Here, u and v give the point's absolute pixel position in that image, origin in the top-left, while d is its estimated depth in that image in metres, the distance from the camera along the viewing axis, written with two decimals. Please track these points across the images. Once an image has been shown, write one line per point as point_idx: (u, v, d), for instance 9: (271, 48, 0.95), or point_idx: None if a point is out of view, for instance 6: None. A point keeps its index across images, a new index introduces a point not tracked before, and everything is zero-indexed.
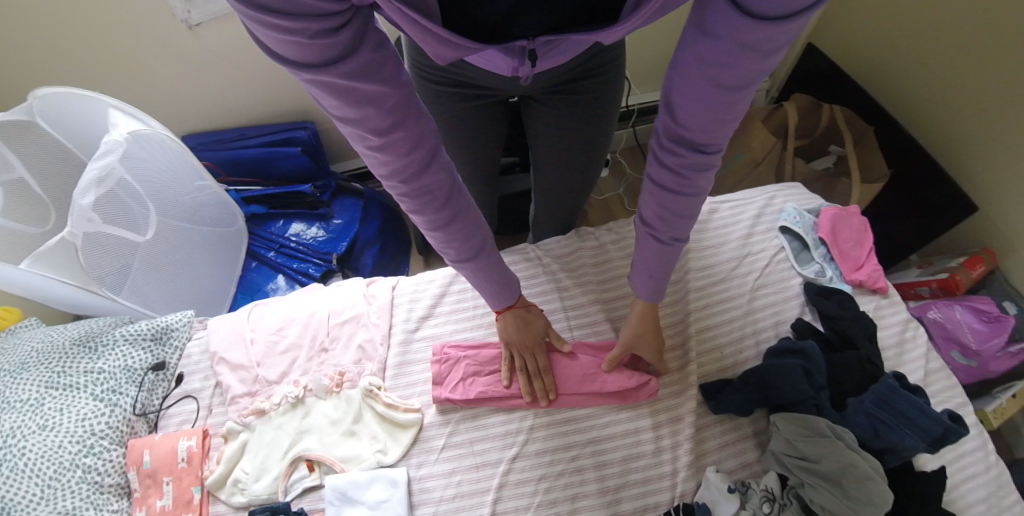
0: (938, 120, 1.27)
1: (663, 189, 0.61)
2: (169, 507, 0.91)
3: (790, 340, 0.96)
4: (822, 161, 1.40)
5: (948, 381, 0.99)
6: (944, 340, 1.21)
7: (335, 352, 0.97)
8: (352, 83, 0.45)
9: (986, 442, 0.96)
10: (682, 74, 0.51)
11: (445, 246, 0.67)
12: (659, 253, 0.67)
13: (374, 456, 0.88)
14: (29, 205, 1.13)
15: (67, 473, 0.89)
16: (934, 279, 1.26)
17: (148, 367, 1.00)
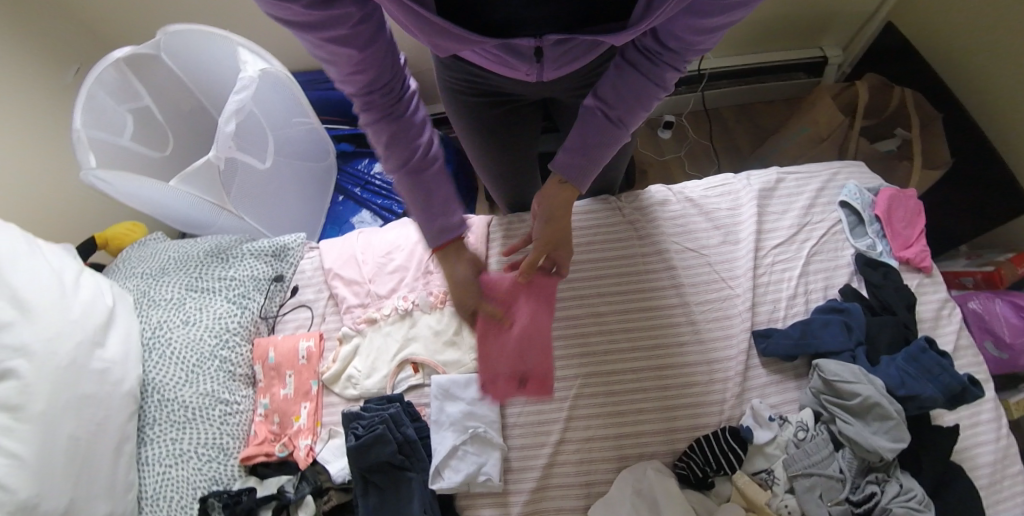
0: (1009, 114, 1.31)
1: (631, 70, 0.68)
2: (291, 395, 1.09)
3: (836, 300, 1.09)
4: (886, 144, 1.46)
5: (974, 357, 1.09)
6: (978, 330, 1.25)
7: (439, 274, 1.14)
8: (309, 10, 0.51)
9: (1000, 416, 1.07)
10: None
11: (381, 146, 0.70)
12: (603, 131, 0.71)
13: (471, 363, 1.05)
14: (151, 131, 1.22)
15: (208, 362, 1.06)
16: (980, 271, 1.32)
17: (271, 278, 1.16)
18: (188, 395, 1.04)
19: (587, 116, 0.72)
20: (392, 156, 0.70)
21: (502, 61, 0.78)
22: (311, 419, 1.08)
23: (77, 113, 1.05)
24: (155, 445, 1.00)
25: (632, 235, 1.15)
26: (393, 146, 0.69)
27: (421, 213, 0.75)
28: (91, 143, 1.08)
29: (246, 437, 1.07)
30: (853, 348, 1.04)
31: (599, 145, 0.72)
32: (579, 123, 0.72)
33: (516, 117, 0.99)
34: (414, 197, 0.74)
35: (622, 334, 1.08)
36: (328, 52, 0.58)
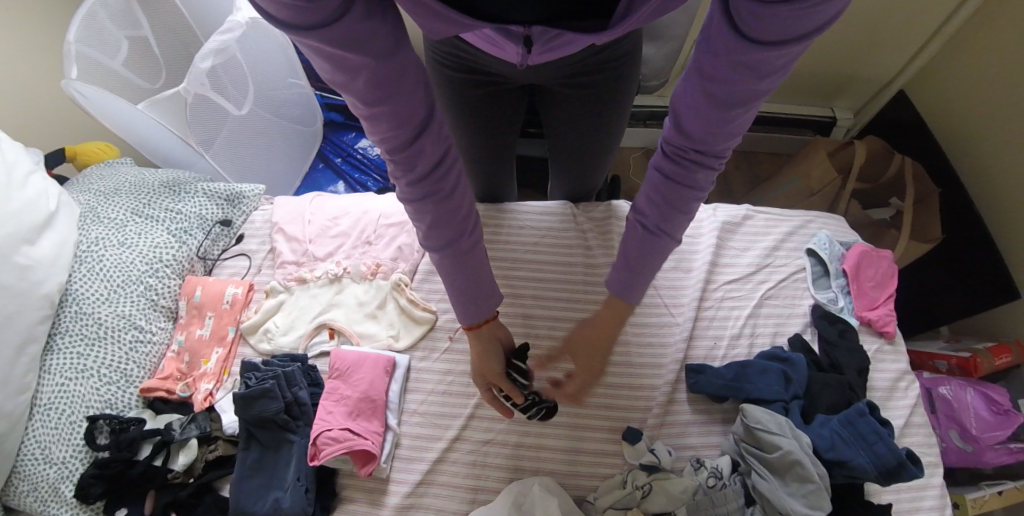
0: (1005, 198, 1.24)
1: (663, 183, 0.62)
2: (206, 337, 1.08)
3: (780, 348, 1.02)
4: (880, 212, 1.38)
5: (925, 437, 1.00)
6: (946, 418, 1.14)
7: (377, 247, 1.15)
8: (336, 47, 0.45)
9: (946, 507, 0.96)
10: (687, 88, 0.55)
11: (413, 203, 0.60)
12: (642, 243, 0.66)
13: (387, 339, 1.06)
14: (146, 62, 1.24)
15: (132, 285, 1.05)
16: (956, 356, 1.22)
17: (218, 222, 1.16)
18: (105, 314, 1.02)
19: (629, 231, 0.68)
20: (430, 223, 0.62)
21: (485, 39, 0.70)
22: (219, 365, 1.06)
23: (73, 26, 1.08)
24: (61, 356, 0.98)
25: (579, 243, 1.14)
26: (427, 208, 0.60)
27: (458, 290, 0.69)
28: (79, 58, 1.10)
29: (153, 369, 1.05)
30: (787, 400, 0.96)
31: (654, 259, 0.67)
32: (623, 237, 0.68)
33: (498, 105, 0.92)
34: (462, 273, 0.68)
35: (547, 340, 1.06)
36: (343, 76, 0.48)
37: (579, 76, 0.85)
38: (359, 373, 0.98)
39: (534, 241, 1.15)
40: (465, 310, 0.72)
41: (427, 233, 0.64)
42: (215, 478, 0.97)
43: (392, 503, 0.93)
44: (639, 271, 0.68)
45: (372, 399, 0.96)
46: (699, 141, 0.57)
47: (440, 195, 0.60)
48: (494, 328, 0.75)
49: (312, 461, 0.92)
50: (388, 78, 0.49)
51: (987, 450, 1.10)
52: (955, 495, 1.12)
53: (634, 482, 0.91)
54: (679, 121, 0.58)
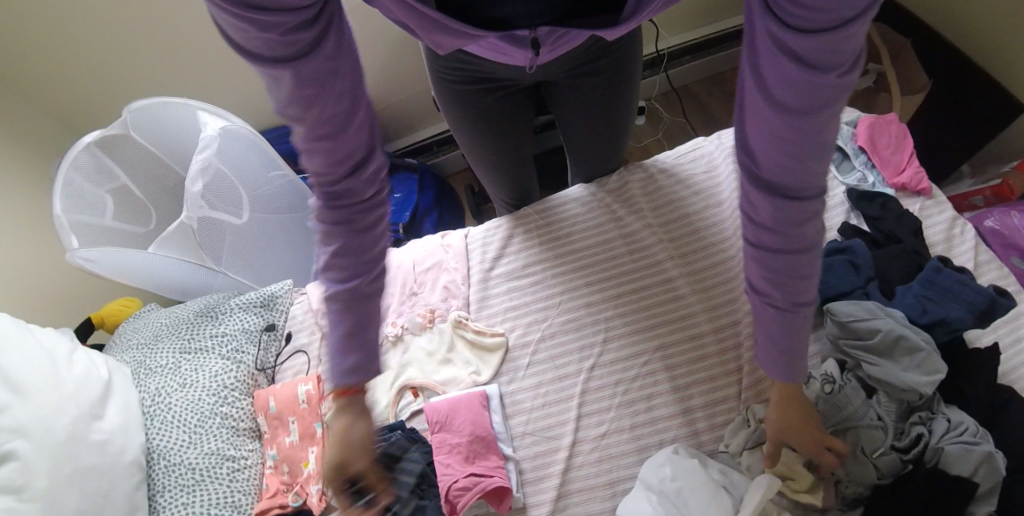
0: (975, 27, 1.27)
1: (765, 254, 0.54)
2: (297, 441, 1.07)
3: (834, 241, 1.03)
4: (863, 82, 1.40)
5: (1000, 271, 1.01)
6: (1003, 248, 1.16)
7: (423, 293, 1.17)
8: (300, 83, 0.45)
9: None
10: (753, 117, 0.48)
11: (334, 246, 0.56)
12: (785, 325, 0.58)
13: (469, 377, 1.07)
14: (133, 207, 1.23)
15: (209, 420, 1.04)
16: (988, 187, 1.26)
17: (262, 328, 1.16)
18: (195, 456, 1.00)
19: (763, 318, 0.60)
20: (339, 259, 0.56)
21: (493, 51, 0.77)
22: (321, 462, 1.05)
23: (56, 198, 1.08)
24: (169, 513, 0.96)
25: (607, 217, 1.16)
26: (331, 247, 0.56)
27: (337, 347, 0.59)
28: (75, 227, 1.10)
29: (258, 491, 1.03)
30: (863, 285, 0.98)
31: (789, 337, 0.59)
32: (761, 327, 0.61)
33: (509, 111, 0.97)
34: (337, 329, 0.59)
35: (617, 318, 1.06)
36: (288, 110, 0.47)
37: (579, 68, 0.89)
38: (460, 416, 0.99)
39: (570, 230, 1.16)
40: (335, 374, 0.61)
41: (331, 295, 0.58)
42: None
43: None
44: (791, 345, 0.60)
45: (480, 436, 0.97)
46: (785, 194, 0.50)
47: (363, 224, 0.56)
48: (364, 403, 0.63)
49: (454, 515, 0.92)
50: (334, 111, 0.49)
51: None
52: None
53: (755, 418, 0.92)
54: (758, 177, 0.51)
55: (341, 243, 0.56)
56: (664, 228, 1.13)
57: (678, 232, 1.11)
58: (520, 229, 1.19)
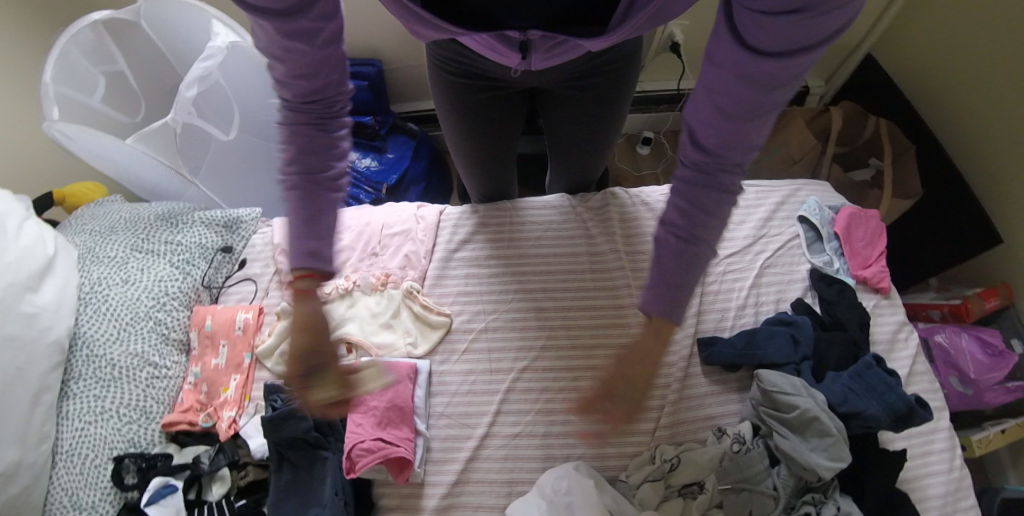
0: (978, 149, 1.30)
1: (686, 188, 0.59)
2: (222, 365, 1.09)
3: (784, 313, 1.06)
4: (861, 172, 1.44)
5: (930, 383, 1.05)
6: (944, 365, 1.22)
7: (384, 257, 1.17)
8: (288, 35, 0.52)
9: (955, 447, 1.02)
10: (694, 101, 0.56)
11: (301, 157, 0.61)
12: (681, 254, 0.61)
13: (406, 347, 1.10)
14: (124, 97, 1.22)
15: (142, 321, 1.04)
16: (947, 303, 1.31)
17: (220, 249, 1.17)
18: (118, 353, 1.00)
19: (662, 249, 0.63)
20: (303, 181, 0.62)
21: (486, 49, 0.80)
22: (239, 391, 1.06)
23: (48, 67, 1.07)
24: (77, 400, 0.96)
25: (581, 232, 1.18)
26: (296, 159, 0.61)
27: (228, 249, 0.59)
28: (59, 99, 1.09)
29: (172, 402, 1.04)
30: (798, 361, 1.00)
31: (682, 270, 0.61)
32: (654, 259, 0.64)
33: (501, 108, 0.98)
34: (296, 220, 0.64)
35: (562, 330, 1.10)
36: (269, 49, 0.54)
37: (579, 79, 0.92)
38: (384, 383, 1.02)
39: (542, 234, 1.19)
40: (297, 257, 0.65)
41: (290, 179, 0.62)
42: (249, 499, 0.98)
43: (432, 505, 0.97)
44: (680, 273, 0.62)
45: (399, 408, 0.99)
46: (718, 150, 0.55)
47: (303, 135, 0.60)
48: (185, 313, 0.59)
49: (347, 475, 0.96)
50: (312, 59, 0.55)
51: (984, 390, 1.19)
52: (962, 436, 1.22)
53: (662, 457, 0.96)
54: (692, 132, 0.57)
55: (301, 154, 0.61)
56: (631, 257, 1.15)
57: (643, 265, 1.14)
58: (482, 226, 1.21)
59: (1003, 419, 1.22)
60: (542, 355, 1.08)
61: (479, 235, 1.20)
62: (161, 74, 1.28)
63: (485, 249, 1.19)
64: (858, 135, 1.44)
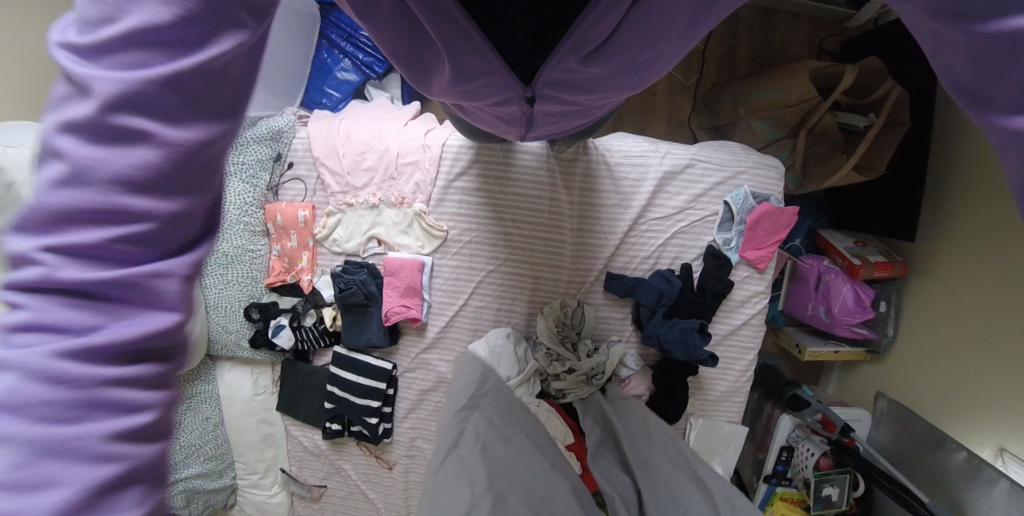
0: (957, 151, 1.43)
1: None
2: (294, 245, 1.59)
3: (669, 271, 1.52)
4: (853, 120, 1.52)
5: (753, 331, 1.57)
6: (822, 300, 1.63)
7: (400, 182, 1.56)
8: (161, 86, 0.32)
9: (750, 369, 1.59)
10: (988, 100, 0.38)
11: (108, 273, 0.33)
12: None
13: (416, 248, 1.58)
14: None
15: (235, 225, 1.54)
16: (848, 260, 1.61)
17: (272, 158, 1.57)
18: (228, 247, 1.55)
19: None
20: (117, 439, 0.34)
21: (497, 122, 0.99)
22: (310, 262, 1.59)
23: None
24: (212, 277, 1.56)
25: (549, 184, 1.51)
26: (111, 281, 0.33)
27: None
28: None
29: (266, 269, 1.61)
30: (657, 305, 1.49)
31: None
32: None
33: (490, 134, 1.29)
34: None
35: (520, 252, 1.55)
36: (98, 61, 0.32)
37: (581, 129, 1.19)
38: (400, 274, 1.55)
39: (520, 183, 1.51)
40: None
41: (124, 377, 0.34)
42: (330, 325, 1.63)
43: (429, 338, 1.62)
44: None
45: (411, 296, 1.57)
46: None
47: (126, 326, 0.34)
48: None
49: (385, 323, 1.57)
50: (185, 180, 0.35)
51: (836, 324, 1.62)
52: (802, 345, 1.69)
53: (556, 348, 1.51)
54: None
55: (98, 261, 0.33)
56: (582, 207, 1.53)
57: (587, 215, 1.53)
58: (485, 161, 1.51)
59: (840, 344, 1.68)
60: (504, 268, 1.56)
61: (473, 170, 1.52)
62: None
63: (469, 180, 1.53)
64: (873, 87, 1.51)
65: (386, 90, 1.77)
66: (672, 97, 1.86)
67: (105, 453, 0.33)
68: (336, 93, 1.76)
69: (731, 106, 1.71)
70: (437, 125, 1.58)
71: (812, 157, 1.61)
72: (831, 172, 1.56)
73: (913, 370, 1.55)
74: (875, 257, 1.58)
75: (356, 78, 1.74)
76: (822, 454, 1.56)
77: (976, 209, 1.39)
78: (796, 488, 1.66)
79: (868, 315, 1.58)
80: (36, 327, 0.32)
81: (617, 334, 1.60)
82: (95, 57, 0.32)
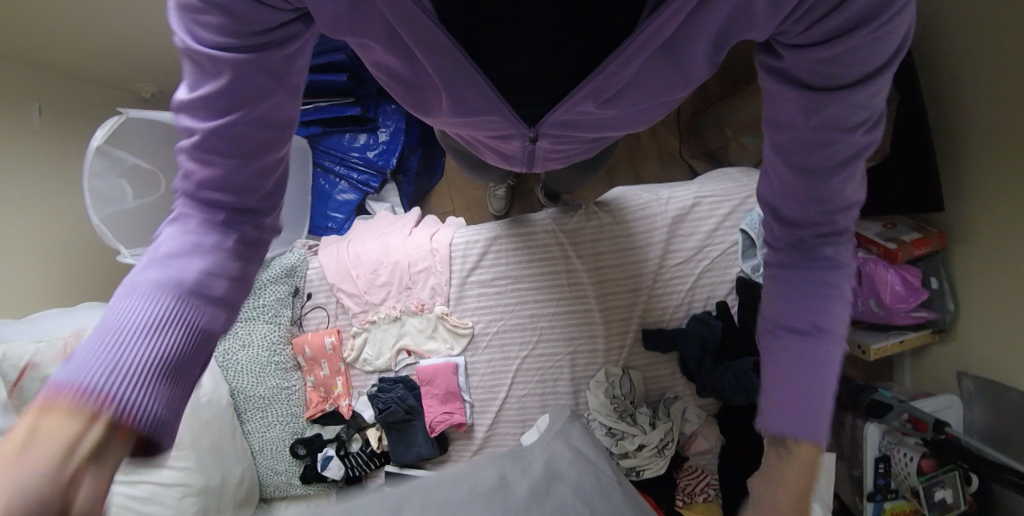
0: (960, 116, 1.41)
1: (792, 211, 0.60)
2: (327, 373, 1.60)
3: (704, 313, 1.47)
4: None
5: None
6: (868, 290, 1.53)
7: (416, 289, 1.58)
8: (227, 179, 0.46)
9: None
10: (781, 128, 0.54)
11: (225, 239, 0.46)
12: None
13: (447, 350, 1.56)
14: (143, 178, 1.47)
15: (267, 367, 1.55)
16: (881, 246, 1.51)
17: (290, 293, 1.61)
18: (263, 390, 1.55)
19: None
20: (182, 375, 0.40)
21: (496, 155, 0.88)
22: (346, 387, 1.60)
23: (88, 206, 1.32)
24: (252, 421, 1.55)
25: (560, 256, 1.51)
26: (218, 247, 0.45)
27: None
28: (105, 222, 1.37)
29: (304, 402, 1.59)
30: (704, 352, 1.44)
31: None
32: None
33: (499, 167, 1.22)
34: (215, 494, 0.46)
35: (549, 328, 1.53)
36: (198, 109, 0.44)
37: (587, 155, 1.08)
38: (439, 380, 1.53)
39: (538, 249, 1.52)
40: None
41: (218, 312, 0.44)
42: (376, 446, 1.60)
43: (481, 438, 1.57)
44: None
45: (456, 407, 1.54)
46: (808, 190, 0.56)
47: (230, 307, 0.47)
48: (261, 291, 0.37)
49: (431, 434, 1.54)
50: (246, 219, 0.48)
51: (892, 314, 1.52)
52: (864, 344, 1.56)
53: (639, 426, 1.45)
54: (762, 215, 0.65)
55: (205, 234, 0.45)
56: (601, 270, 1.51)
57: (607, 279, 1.51)
58: (493, 246, 1.53)
59: (904, 332, 1.56)
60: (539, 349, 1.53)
61: (485, 258, 1.54)
62: (163, 138, 1.49)
63: (484, 270, 1.54)
64: None
65: (385, 201, 1.84)
66: (656, 135, 1.89)
67: (169, 383, 0.39)
68: (338, 214, 1.83)
69: (717, 131, 1.73)
70: (441, 226, 1.62)
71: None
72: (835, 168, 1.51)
73: (988, 349, 1.44)
74: (909, 235, 1.50)
75: (354, 196, 1.82)
76: (922, 457, 1.40)
77: (997, 166, 1.34)
78: (905, 499, 1.48)
79: (920, 297, 1.51)
80: (159, 266, 0.42)
81: (670, 390, 1.53)
82: (191, 104, 0.44)
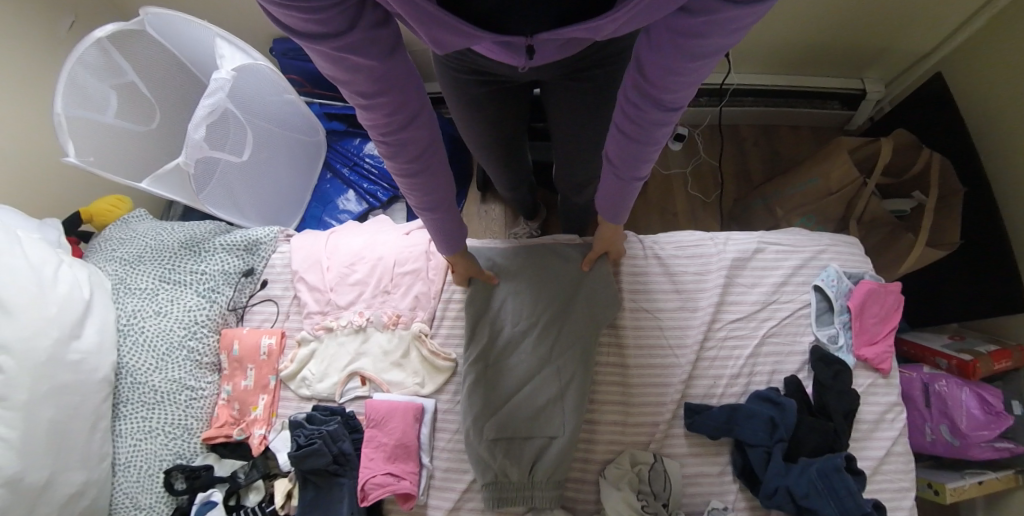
0: None
1: (637, 110, 0.64)
2: (251, 386, 1.20)
3: (773, 390, 1.10)
4: (900, 204, 1.38)
5: (904, 465, 1.07)
6: (939, 413, 1.23)
7: (395, 296, 1.25)
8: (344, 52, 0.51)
9: None
10: (654, 36, 0.56)
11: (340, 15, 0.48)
12: None
13: (413, 386, 1.18)
14: (138, 104, 1.27)
15: (176, 351, 1.18)
16: (956, 357, 1.27)
17: (242, 272, 1.28)
18: (158, 381, 1.15)
19: None
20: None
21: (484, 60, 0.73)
22: (268, 411, 1.19)
23: (58, 94, 1.09)
24: (128, 420, 1.12)
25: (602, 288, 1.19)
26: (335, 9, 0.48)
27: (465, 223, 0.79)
28: (70, 121, 1.11)
29: (208, 417, 1.18)
30: (772, 443, 1.05)
31: None
32: None
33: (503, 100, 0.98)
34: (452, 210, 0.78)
35: None
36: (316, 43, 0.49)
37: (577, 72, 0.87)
38: (394, 422, 1.11)
39: (559, 259, 1.19)
40: None
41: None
42: (279, 508, 1.11)
43: None
44: None
45: (409, 471, 1.09)
46: (659, 98, 0.61)
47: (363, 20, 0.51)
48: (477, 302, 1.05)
49: (362, 502, 1.08)
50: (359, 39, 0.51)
51: (971, 446, 1.19)
52: (936, 482, 1.22)
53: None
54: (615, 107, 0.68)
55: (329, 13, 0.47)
56: (647, 311, 1.18)
57: (642, 327, 1.17)
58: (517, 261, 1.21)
59: (982, 471, 1.23)
60: None
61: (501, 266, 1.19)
62: (171, 68, 1.31)
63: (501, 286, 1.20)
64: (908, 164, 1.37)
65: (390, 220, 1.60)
66: (694, 212, 1.70)
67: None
68: (334, 222, 1.58)
69: (766, 209, 1.53)
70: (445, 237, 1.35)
71: (872, 247, 1.39)
72: (897, 261, 1.32)
73: None
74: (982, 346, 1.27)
75: (357, 208, 1.58)
76: None
77: None
78: None
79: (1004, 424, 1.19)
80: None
81: (717, 499, 1.09)
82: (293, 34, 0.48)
